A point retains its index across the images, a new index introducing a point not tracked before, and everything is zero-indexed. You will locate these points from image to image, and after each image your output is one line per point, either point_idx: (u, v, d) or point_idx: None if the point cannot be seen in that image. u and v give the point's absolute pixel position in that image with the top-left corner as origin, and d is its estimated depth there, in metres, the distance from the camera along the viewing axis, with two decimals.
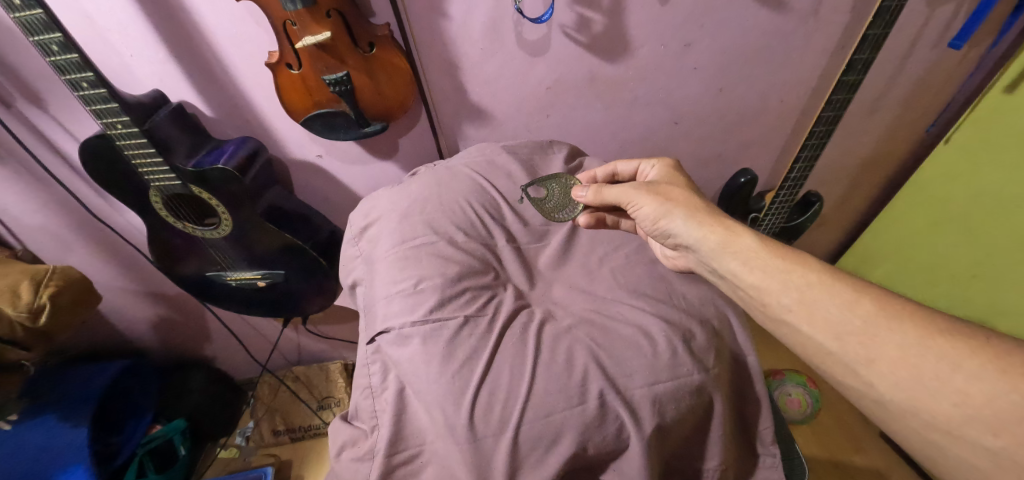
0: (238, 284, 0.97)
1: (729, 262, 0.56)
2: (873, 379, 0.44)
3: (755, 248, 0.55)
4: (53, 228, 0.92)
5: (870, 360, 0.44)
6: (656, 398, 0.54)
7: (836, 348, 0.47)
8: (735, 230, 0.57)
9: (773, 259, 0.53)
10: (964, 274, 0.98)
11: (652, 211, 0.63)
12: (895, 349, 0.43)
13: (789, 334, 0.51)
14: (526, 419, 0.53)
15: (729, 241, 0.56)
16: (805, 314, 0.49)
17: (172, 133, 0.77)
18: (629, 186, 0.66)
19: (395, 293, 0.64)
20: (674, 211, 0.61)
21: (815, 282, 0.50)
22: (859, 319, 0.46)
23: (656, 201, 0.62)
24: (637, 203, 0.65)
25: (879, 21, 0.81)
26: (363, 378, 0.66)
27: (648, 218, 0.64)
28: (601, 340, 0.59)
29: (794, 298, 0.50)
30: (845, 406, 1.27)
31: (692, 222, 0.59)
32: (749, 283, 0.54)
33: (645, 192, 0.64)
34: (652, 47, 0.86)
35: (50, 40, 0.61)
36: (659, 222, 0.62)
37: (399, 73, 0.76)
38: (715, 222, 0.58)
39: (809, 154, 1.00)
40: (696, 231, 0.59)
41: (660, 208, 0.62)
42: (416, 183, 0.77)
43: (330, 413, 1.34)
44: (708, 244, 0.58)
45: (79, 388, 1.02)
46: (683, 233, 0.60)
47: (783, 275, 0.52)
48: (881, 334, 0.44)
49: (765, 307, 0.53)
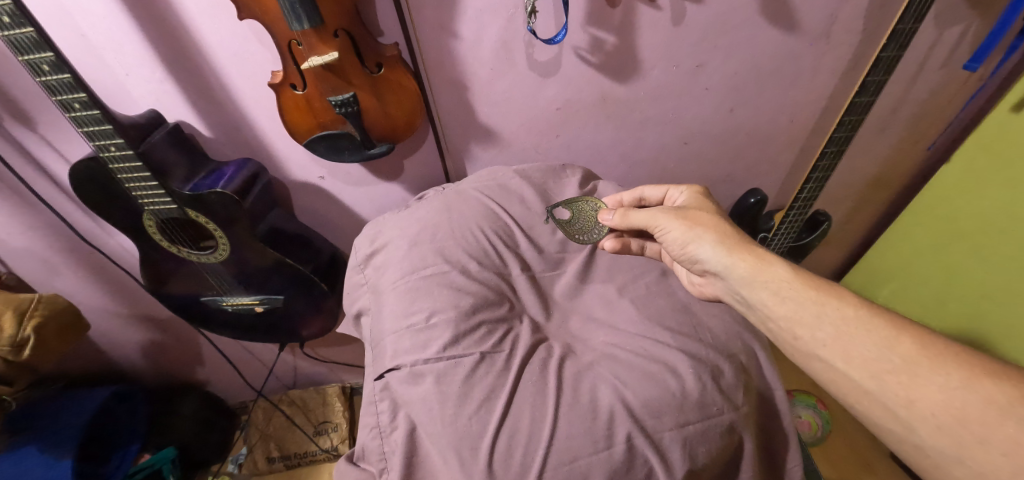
0: (234, 310, 0.93)
1: (760, 292, 0.53)
2: (913, 422, 0.41)
3: (788, 278, 0.51)
4: (41, 251, 0.88)
5: (910, 402, 0.42)
6: (687, 441, 0.51)
7: (872, 387, 0.44)
8: (766, 258, 0.54)
9: (807, 291, 0.50)
10: (973, 294, 0.96)
11: (680, 235, 0.60)
12: (937, 390, 0.41)
13: (820, 369, 0.48)
14: (549, 465, 0.49)
15: (759, 270, 0.53)
16: (839, 350, 0.46)
17: (169, 156, 0.74)
18: (657, 210, 0.63)
19: (404, 329, 0.61)
20: (703, 235, 0.58)
21: (852, 316, 0.47)
22: (899, 358, 0.43)
23: (684, 225, 0.60)
24: (665, 227, 0.62)
25: (894, 44, 0.79)
26: (370, 417, 0.61)
27: (675, 242, 0.61)
28: (625, 377, 0.56)
29: (829, 332, 0.47)
30: (857, 428, 1.24)
31: (721, 248, 0.56)
32: (781, 315, 0.51)
33: (673, 217, 0.61)
34: (663, 68, 0.85)
35: (41, 60, 0.58)
36: (687, 247, 0.59)
37: (407, 95, 0.73)
38: (744, 249, 0.55)
39: (820, 174, 0.97)
40: (723, 258, 0.56)
41: (689, 233, 0.59)
42: (425, 207, 0.74)
43: (327, 438, 1.30)
44: (737, 271, 0.55)
45: (64, 419, 0.97)
46: (711, 260, 0.57)
47: (816, 307, 0.49)
48: (922, 374, 0.42)
49: (796, 340, 0.50)
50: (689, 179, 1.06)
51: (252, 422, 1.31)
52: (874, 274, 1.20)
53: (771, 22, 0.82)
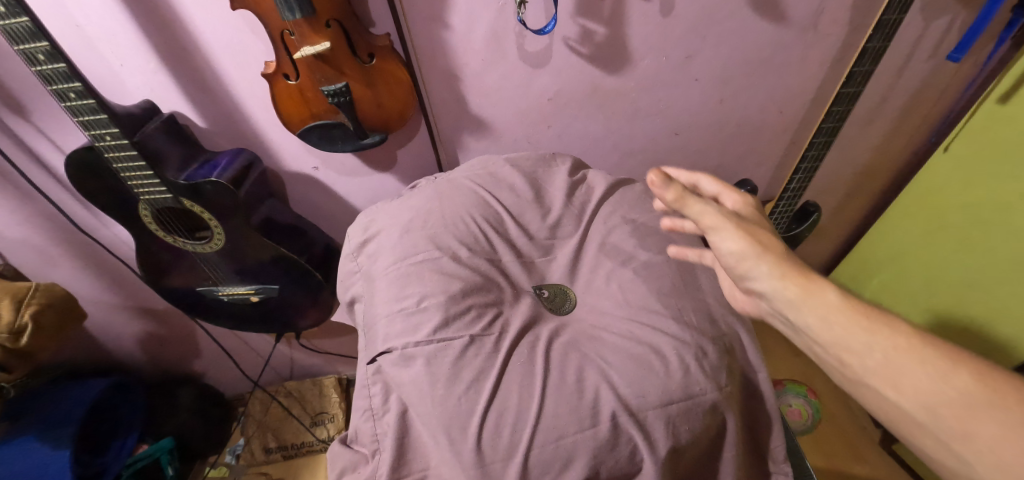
0: (230, 299, 0.94)
1: (807, 318, 0.46)
2: (975, 464, 0.39)
3: (839, 306, 0.45)
4: (37, 242, 0.89)
5: (969, 440, 0.39)
6: (670, 419, 0.53)
7: (925, 421, 0.41)
8: (816, 280, 0.47)
9: (857, 319, 0.44)
10: (959, 283, 0.98)
11: (737, 250, 0.49)
12: (1001, 432, 0.38)
13: (868, 397, 0.45)
14: (536, 442, 0.51)
15: (810, 294, 0.46)
16: (888, 379, 0.42)
17: (164, 145, 0.74)
18: (717, 212, 0.50)
19: (397, 312, 0.62)
20: (761, 257, 0.48)
21: (903, 343, 0.43)
22: (955, 391, 0.40)
23: (745, 242, 0.49)
24: (721, 234, 0.50)
25: (879, 34, 0.80)
26: (364, 400, 0.62)
27: (728, 255, 0.51)
28: (611, 359, 0.57)
29: (879, 360, 0.43)
30: (846, 416, 1.27)
31: (776, 271, 0.47)
32: (826, 338, 0.45)
33: (734, 227, 0.49)
34: (653, 59, 0.86)
35: (36, 49, 0.58)
36: (741, 265, 0.50)
37: (399, 84, 0.74)
38: (798, 273, 0.47)
39: (808, 165, 0.99)
40: (774, 280, 0.48)
41: (747, 251, 0.49)
42: (418, 195, 0.75)
43: (324, 429, 1.32)
44: (785, 295, 0.47)
45: (60, 409, 0.98)
46: (760, 281, 0.49)
47: (865, 333, 0.44)
48: (983, 411, 0.39)
49: (843, 367, 0.45)
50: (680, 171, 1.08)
51: (248, 414, 1.32)
52: (864, 264, 1.22)
53: (759, 13, 0.83)
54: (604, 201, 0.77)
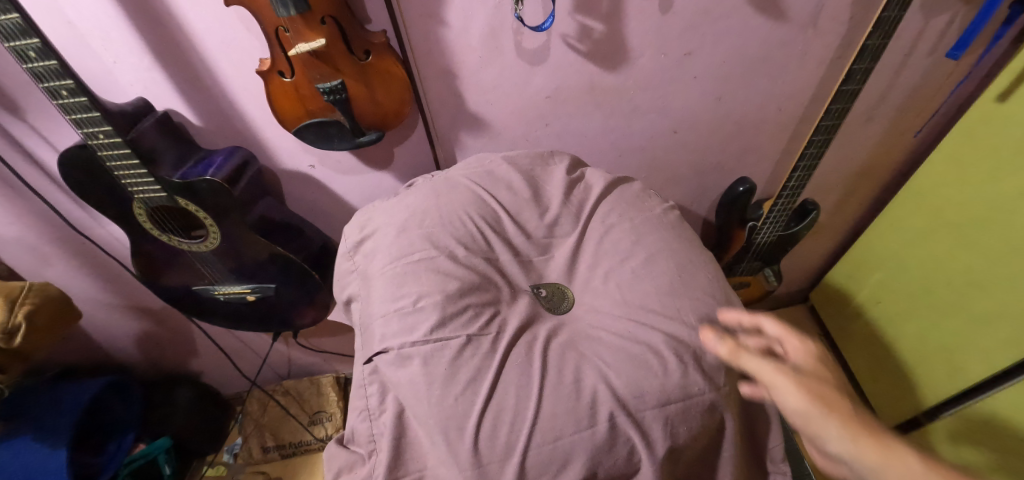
0: (226, 298, 0.94)
1: None
2: None
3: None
4: (31, 240, 0.88)
5: None
6: (668, 419, 0.53)
7: None
8: (901, 448, 0.40)
9: None
10: (956, 281, 0.98)
11: (799, 408, 0.44)
12: None
13: None
14: (533, 443, 0.51)
15: (894, 466, 0.39)
16: None
17: (158, 144, 0.74)
18: (772, 367, 0.47)
19: (393, 312, 0.61)
20: (826, 417, 0.42)
21: None
22: None
23: (804, 400, 0.44)
24: (780, 390, 0.46)
25: (878, 32, 0.80)
26: (359, 400, 0.62)
27: (792, 415, 0.45)
28: (610, 359, 0.57)
29: None
30: None
31: (846, 434, 0.42)
32: None
33: (790, 380, 0.45)
34: (651, 56, 0.85)
35: (27, 46, 0.57)
36: (806, 427, 0.44)
37: (395, 82, 0.73)
38: (872, 436, 0.41)
39: (807, 163, 0.99)
40: (847, 446, 0.41)
41: (810, 408, 0.43)
42: (415, 194, 0.75)
43: (322, 428, 1.32)
44: (864, 466, 0.40)
45: (56, 409, 0.97)
46: (831, 445, 0.42)
47: None
48: None
49: None
50: (678, 169, 1.08)
51: (246, 413, 1.32)
52: (863, 262, 1.22)
53: (758, 10, 0.82)
54: (603, 199, 0.77)
